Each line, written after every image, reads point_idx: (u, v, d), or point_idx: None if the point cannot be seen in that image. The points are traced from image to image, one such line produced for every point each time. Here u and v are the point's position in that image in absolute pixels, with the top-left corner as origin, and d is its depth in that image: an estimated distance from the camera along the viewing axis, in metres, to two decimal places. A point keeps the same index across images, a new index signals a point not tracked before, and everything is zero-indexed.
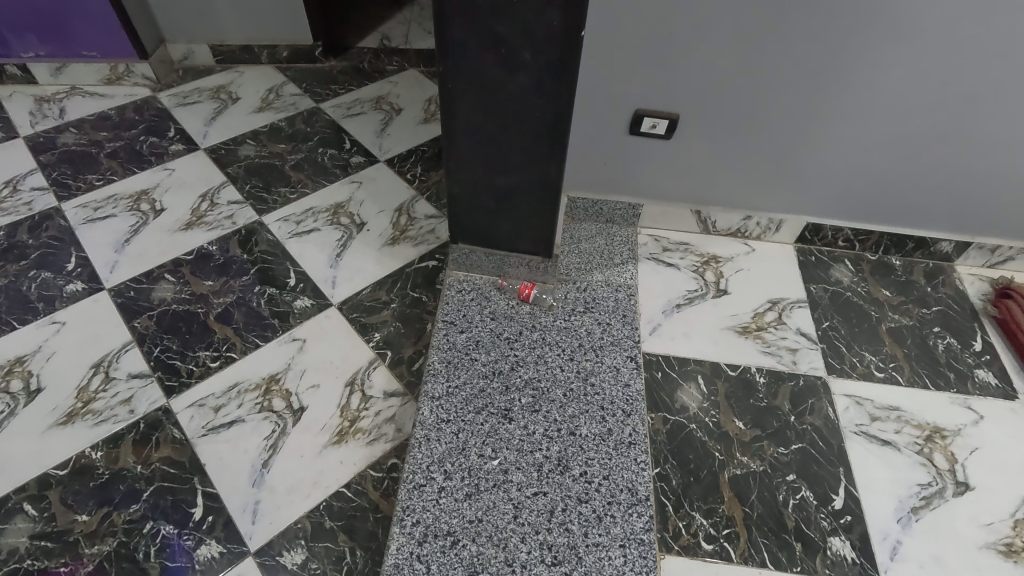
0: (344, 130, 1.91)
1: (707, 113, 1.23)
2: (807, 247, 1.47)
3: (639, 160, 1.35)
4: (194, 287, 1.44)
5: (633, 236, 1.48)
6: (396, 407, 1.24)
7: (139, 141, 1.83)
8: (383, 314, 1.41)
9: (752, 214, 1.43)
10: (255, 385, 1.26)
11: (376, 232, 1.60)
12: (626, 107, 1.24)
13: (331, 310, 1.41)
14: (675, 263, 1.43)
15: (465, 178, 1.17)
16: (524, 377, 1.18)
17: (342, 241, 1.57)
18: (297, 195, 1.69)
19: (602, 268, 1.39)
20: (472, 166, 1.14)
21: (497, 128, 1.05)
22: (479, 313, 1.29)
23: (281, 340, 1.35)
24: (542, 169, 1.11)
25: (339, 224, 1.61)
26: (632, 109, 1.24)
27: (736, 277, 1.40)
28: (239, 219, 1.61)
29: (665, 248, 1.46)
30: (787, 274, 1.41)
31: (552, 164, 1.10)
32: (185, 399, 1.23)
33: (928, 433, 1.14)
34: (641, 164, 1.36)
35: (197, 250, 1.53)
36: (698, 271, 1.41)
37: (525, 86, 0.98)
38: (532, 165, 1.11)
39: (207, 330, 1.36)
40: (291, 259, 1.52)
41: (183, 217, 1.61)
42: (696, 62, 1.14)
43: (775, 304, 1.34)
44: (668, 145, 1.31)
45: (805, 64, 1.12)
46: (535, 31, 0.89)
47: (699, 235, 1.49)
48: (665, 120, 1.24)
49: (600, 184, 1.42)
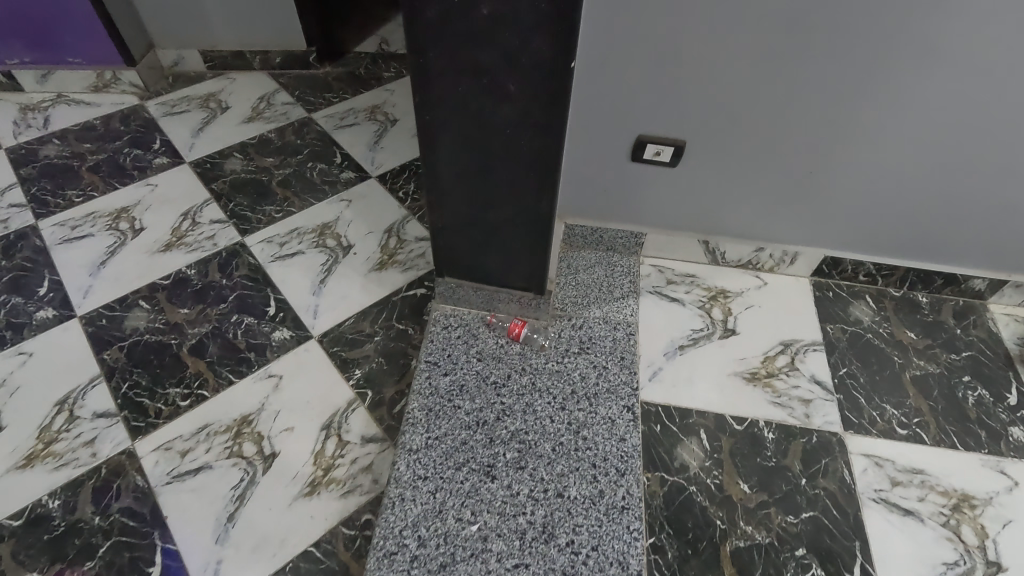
0: (335, 142, 1.82)
1: (715, 139, 1.12)
2: (825, 281, 1.35)
3: (642, 188, 1.24)
4: (168, 316, 1.37)
5: (636, 266, 1.37)
6: (373, 454, 1.16)
7: (123, 153, 1.75)
8: (366, 348, 1.32)
9: (765, 246, 1.32)
10: (225, 428, 1.19)
11: (363, 255, 1.51)
12: (627, 133, 1.14)
13: (311, 343, 1.33)
14: (680, 298, 1.32)
15: (446, 217, 1.07)
16: (511, 429, 1.10)
17: (327, 265, 1.48)
18: (283, 214, 1.61)
19: (599, 303, 1.29)
20: (453, 204, 1.04)
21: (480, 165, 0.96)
22: (465, 353, 1.20)
23: (257, 376, 1.27)
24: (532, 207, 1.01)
25: (324, 247, 1.53)
26: (634, 134, 1.14)
27: (745, 315, 1.29)
28: (220, 240, 1.53)
29: (670, 281, 1.35)
30: (801, 312, 1.30)
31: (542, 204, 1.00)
32: (151, 442, 1.17)
33: (955, 502, 1.03)
34: (644, 192, 1.25)
35: (174, 274, 1.45)
36: (704, 307, 1.30)
37: (509, 122, 0.87)
38: (519, 204, 1.01)
39: (180, 364, 1.29)
40: (272, 285, 1.44)
41: (162, 237, 1.53)
42: (704, 86, 1.03)
43: (787, 347, 1.23)
44: (673, 173, 1.20)
45: (825, 89, 1.01)
46: (519, 64, 0.79)
47: (707, 266, 1.38)
48: (670, 148, 1.14)
49: (600, 212, 1.31)
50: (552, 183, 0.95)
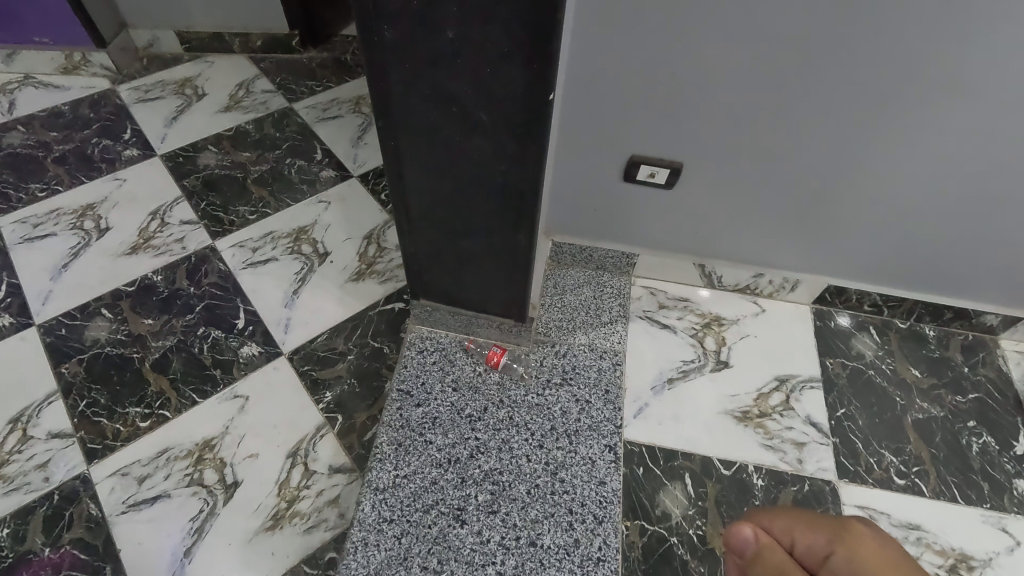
0: (316, 136, 1.72)
1: (714, 161, 1.03)
2: (826, 309, 1.27)
3: (635, 210, 1.16)
4: (131, 327, 1.30)
5: (627, 287, 1.29)
6: (340, 486, 1.11)
7: (91, 143, 1.65)
8: (338, 368, 1.26)
9: (765, 272, 1.24)
10: (186, 453, 1.13)
11: (339, 264, 1.43)
12: (619, 153, 1.04)
13: (281, 361, 1.26)
14: (672, 324, 1.24)
15: (419, 242, 0.99)
16: (484, 468, 1.03)
17: (301, 274, 1.40)
18: (257, 215, 1.52)
19: (586, 329, 1.22)
20: (426, 230, 0.96)
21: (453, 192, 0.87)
22: (440, 382, 1.13)
23: (222, 396, 1.21)
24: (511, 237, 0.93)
25: (299, 253, 1.44)
26: (627, 154, 1.04)
27: (740, 345, 1.21)
28: (189, 244, 1.45)
29: (662, 305, 1.27)
30: (800, 343, 1.22)
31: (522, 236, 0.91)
32: (107, 466, 1.11)
33: (952, 563, 0.97)
34: (637, 214, 1.16)
35: (140, 280, 1.38)
36: (697, 335, 1.23)
37: (484, 153, 0.78)
38: (497, 234, 0.92)
39: (141, 381, 1.22)
40: (242, 295, 1.36)
41: (128, 239, 1.45)
42: (704, 108, 0.94)
43: (782, 383, 1.16)
44: (668, 194, 1.11)
45: (836, 115, 0.91)
46: (491, 92, 0.69)
47: (702, 289, 1.30)
48: (665, 170, 1.05)
49: (589, 231, 1.23)
50: (533, 216, 0.86)
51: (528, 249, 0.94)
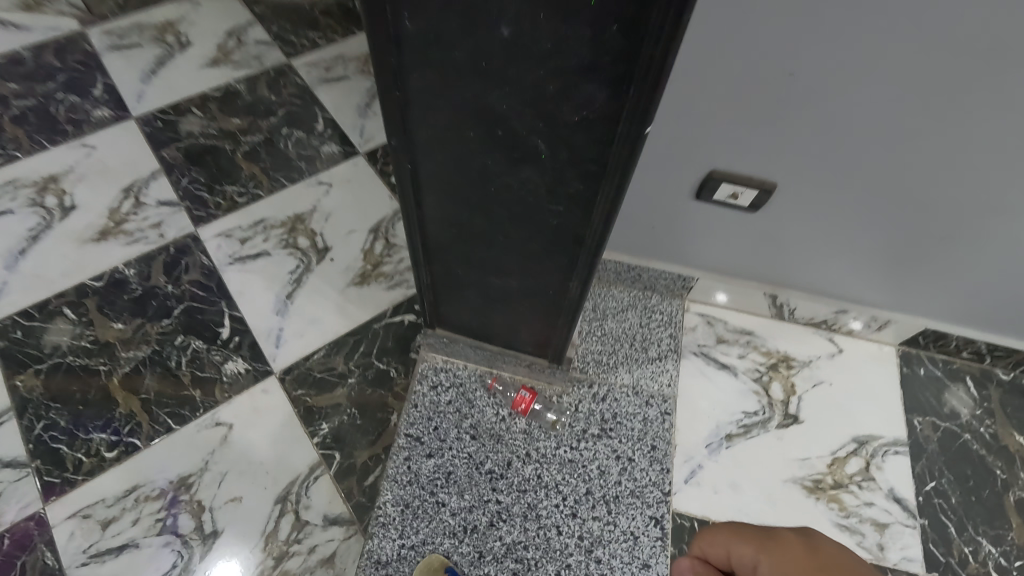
0: (317, 101, 1.46)
1: (816, 185, 0.81)
2: (916, 352, 1.07)
3: (701, 232, 0.94)
4: (98, 332, 1.11)
5: (679, 314, 1.09)
6: (337, 541, 0.95)
7: (55, 99, 1.41)
8: (337, 394, 1.08)
9: (849, 309, 1.03)
10: (158, 493, 0.97)
11: (340, 264, 1.22)
12: (694, 167, 0.82)
13: (271, 382, 1.08)
14: (732, 364, 1.04)
15: (438, 272, 0.78)
16: (506, 541, 0.88)
17: (296, 275, 1.20)
18: (247, 197, 1.30)
19: (630, 366, 1.02)
20: (449, 262, 0.75)
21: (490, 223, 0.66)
22: (455, 428, 0.95)
23: (201, 423, 1.04)
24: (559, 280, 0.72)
25: (294, 248, 1.24)
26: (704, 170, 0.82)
27: (812, 395, 1.02)
28: (168, 230, 1.24)
29: (721, 338, 1.07)
30: (884, 394, 1.03)
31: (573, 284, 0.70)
32: (66, 506, 0.95)
33: None
34: (703, 237, 0.95)
35: (109, 273, 1.18)
36: (762, 380, 1.03)
37: (537, 189, 0.56)
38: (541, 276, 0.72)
39: (108, 400, 1.05)
40: (228, 298, 1.17)
41: (96, 221, 1.24)
42: (822, 122, 0.71)
43: (862, 446, 0.98)
44: (745, 218, 0.89)
45: (1001, 143, 0.69)
46: (564, 109, 0.47)
47: (769, 320, 1.09)
48: (752, 192, 0.83)
49: (641, 249, 1.01)
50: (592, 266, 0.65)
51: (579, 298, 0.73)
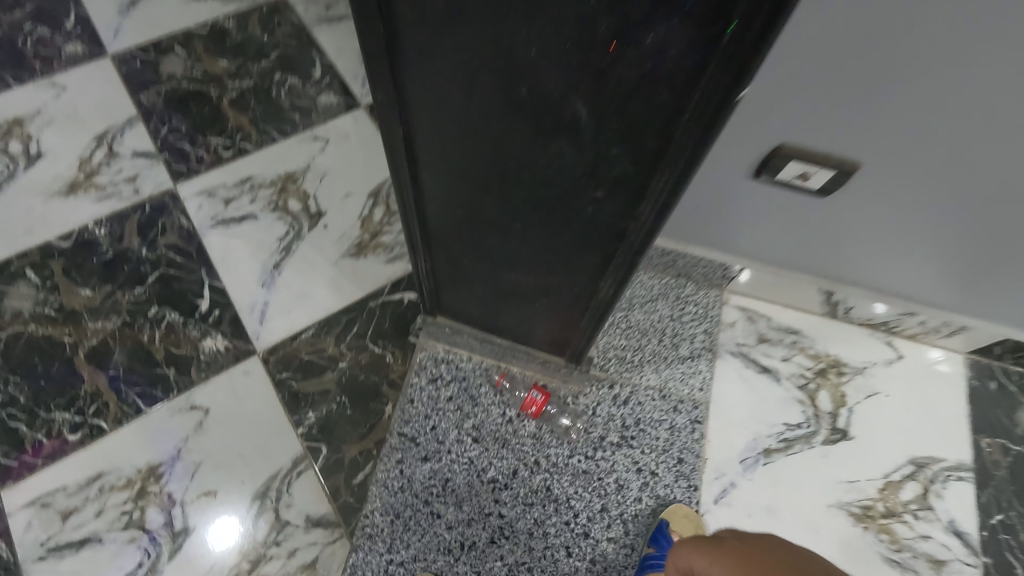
0: (316, 43, 1.29)
1: (910, 170, 0.65)
2: (988, 363, 0.93)
3: (750, 215, 0.79)
4: (63, 298, 1.00)
5: (716, 307, 0.95)
6: (320, 546, 0.86)
7: (22, 30, 1.25)
8: (326, 380, 0.97)
9: (917, 312, 0.88)
10: (125, 483, 0.88)
11: (335, 232, 1.09)
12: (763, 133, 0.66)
13: (253, 363, 0.97)
14: (775, 368, 0.91)
15: (439, 249, 0.65)
16: (507, 562, 0.78)
17: (285, 242, 1.07)
18: (233, 151, 1.16)
19: (658, 365, 0.90)
20: (453, 238, 0.62)
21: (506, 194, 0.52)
22: (455, 428, 0.84)
23: (175, 406, 0.93)
24: (587, 266, 0.59)
25: (284, 211, 1.10)
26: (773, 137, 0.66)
27: (865, 407, 0.89)
28: (144, 186, 1.11)
29: (763, 337, 0.93)
30: (947, 410, 0.89)
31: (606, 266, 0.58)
32: (23, 493, 0.86)
33: None
34: (752, 220, 0.80)
35: (77, 233, 1.06)
36: (808, 388, 0.90)
37: (583, 154, 0.45)
38: (567, 258, 0.59)
39: (72, 377, 0.94)
40: (208, 265, 1.05)
41: (65, 172, 1.11)
42: (935, 90, 0.55)
43: (919, 469, 0.85)
44: (808, 201, 0.74)
45: None
46: (637, 44, 0.36)
47: (820, 318, 0.95)
48: (826, 173, 0.67)
49: (680, 232, 0.87)
50: (636, 251, 0.53)
51: (611, 285, 0.60)
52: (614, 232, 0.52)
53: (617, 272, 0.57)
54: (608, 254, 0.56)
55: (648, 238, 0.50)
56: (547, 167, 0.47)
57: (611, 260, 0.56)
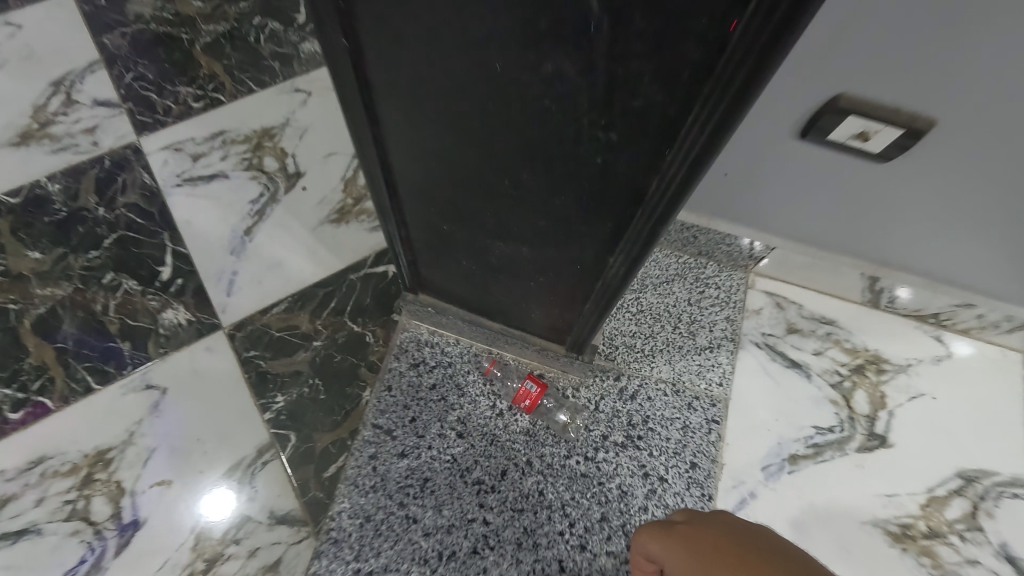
0: None
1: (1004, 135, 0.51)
2: None
3: (781, 190, 0.68)
4: (10, 260, 0.90)
5: (740, 291, 0.83)
6: (284, 545, 0.77)
7: None
8: (297, 360, 0.86)
9: (977, 303, 0.76)
10: (70, 468, 0.79)
11: (314, 195, 0.98)
12: (804, 93, 0.55)
13: (217, 339, 0.87)
14: (805, 362, 0.80)
15: (417, 211, 0.54)
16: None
17: (258, 205, 0.96)
18: (204, 102, 1.04)
19: (672, 355, 0.79)
20: (432, 197, 0.51)
21: (493, 140, 0.41)
22: (438, 420, 0.74)
23: (129, 384, 0.84)
24: (596, 234, 0.47)
25: (259, 171, 0.99)
26: (817, 101, 0.55)
27: (907, 411, 0.78)
28: (103, 138, 1.00)
29: (793, 327, 0.82)
30: (1003, 417, 0.78)
31: (620, 234, 0.46)
32: None
33: None
34: (783, 196, 0.69)
35: (28, 188, 0.95)
36: (843, 387, 0.79)
37: (594, 78, 0.33)
38: (571, 224, 0.47)
39: (16, 348, 0.85)
40: (171, 229, 0.94)
41: (16, 120, 1.00)
42: None
43: (968, 484, 0.74)
44: (851, 176, 0.63)
45: None
46: None
47: (859, 307, 0.83)
48: (893, 134, 0.54)
49: (708, 203, 0.74)
50: (660, 216, 0.41)
51: (626, 259, 0.48)
52: (633, 191, 0.41)
53: (634, 243, 0.45)
54: (624, 220, 0.44)
55: (676, 199, 0.39)
56: (546, 100, 0.35)
57: (626, 228, 0.45)
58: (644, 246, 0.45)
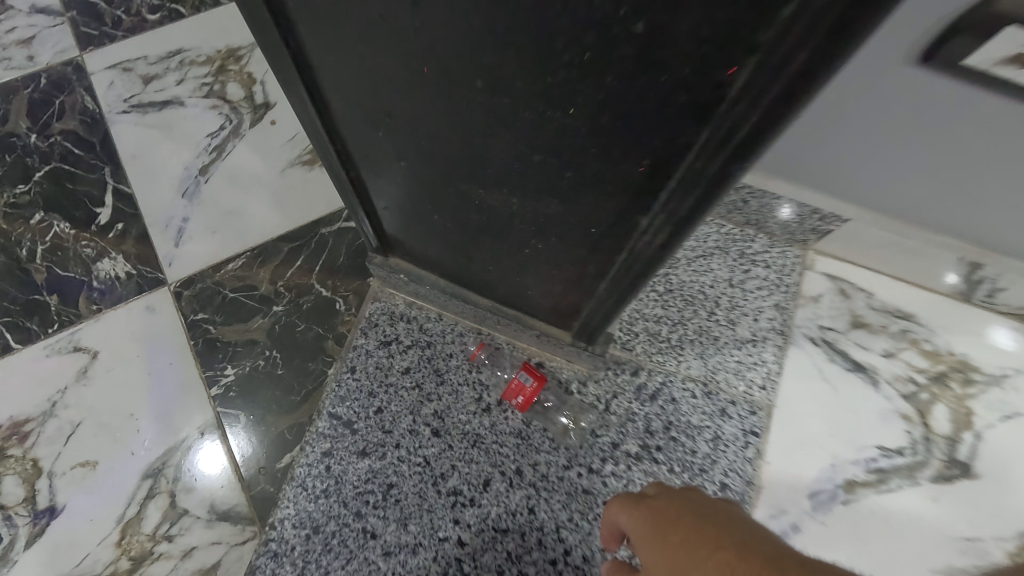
0: None
1: None
2: None
3: (840, 158, 0.53)
4: None
5: (795, 273, 0.67)
6: (222, 547, 0.64)
7: None
8: (253, 326, 0.72)
9: None
10: None
11: (284, 131, 0.82)
12: (916, 36, 0.39)
13: (160, 296, 0.73)
14: (872, 365, 0.64)
15: (381, 150, 0.40)
16: None
17: (218, 140, 0.81)
18: (161, 12, 0.87)
19: (705, 350, 0.64)
20: (391, 121, 0.35)
21: (462, 10, 0.25)
22: (410, 413, 0.62)
23: (53, 344, 0.71)
24: (631, 178, 0.31)
25: (221, 99, 0.83)
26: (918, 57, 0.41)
27: (999, 434, 0.61)
28: (41, 51, 0.84)
29: (859, 321, 0.65)
30: None
31: (669, 178, 0.30)
32: None
33: None
34: (840, 166, 0.54)
35: None
36: (918, 399, 0.63)
37: None
38: (594, 160, 0.31)
39: None
40: (113, 163, 0.79)
41: None
42: None
43: None
44: (931, 149, 0.48)
45: None
46: None
47: (946, 300, 0.66)
48: None
49: (789, 170, 0.57)
50: (743, 141, 0.24)
51: (673, 217, 0.32)
52: (697, 96, 0.24)
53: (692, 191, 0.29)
54: (678, 152, 0.28)
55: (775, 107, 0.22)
56: None
57: (679, 166, 0.28)
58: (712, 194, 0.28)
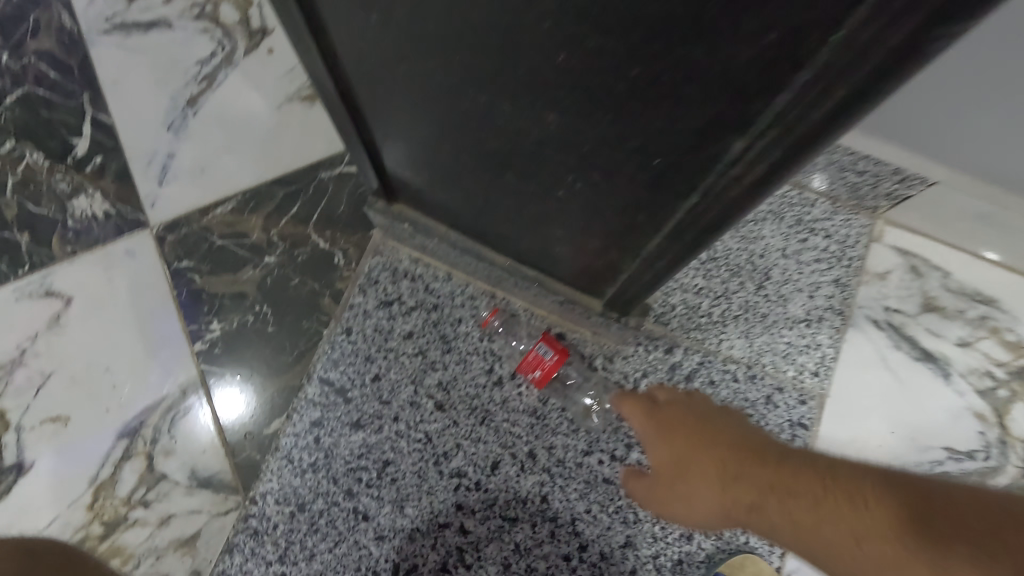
0: None
1: None
2: None
3: (954, 102, 0.43)
4: None
5: (860, 245, 0.57)
6: (201, 520, 0.58)
7: None
8: (242, 278, 0.64)
9: None
10: None
11: (282, 62, 0.71)
12: None
13: (140, 240, 0.66)
14: (944, 355, 0.56)
15: (394, 73, 0.33)
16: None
17: (209, 68, 0.71)
18: None
19: (751, 329, 0.56)
20: None
21: None
22: (411, 383, 0.58)
23: (23, 289, 0.64)
24: (736, 74, 0.22)
25: (212, 21, 0.72)
26: None
27: None
28: None
29: (932, 302, 0.57)
30: None
31: (798, 70, 0.20)
32: None
33: None
34: (949, 112, 0.44)
35: None
36: (994, 397, 0.55)
37: None
38: (683, 43, 0.22)
39: None
40: (92, 91, 0.71)
41: None
42: None
43: None
44: None
45: None
46: None
47: None
48: None
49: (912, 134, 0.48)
50: None
51: (799, 130, 0.22)
52: None
53: (832, 96, 0.20)
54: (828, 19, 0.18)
55: None
56: None
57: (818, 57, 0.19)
58: (878, 86, 0.18)
